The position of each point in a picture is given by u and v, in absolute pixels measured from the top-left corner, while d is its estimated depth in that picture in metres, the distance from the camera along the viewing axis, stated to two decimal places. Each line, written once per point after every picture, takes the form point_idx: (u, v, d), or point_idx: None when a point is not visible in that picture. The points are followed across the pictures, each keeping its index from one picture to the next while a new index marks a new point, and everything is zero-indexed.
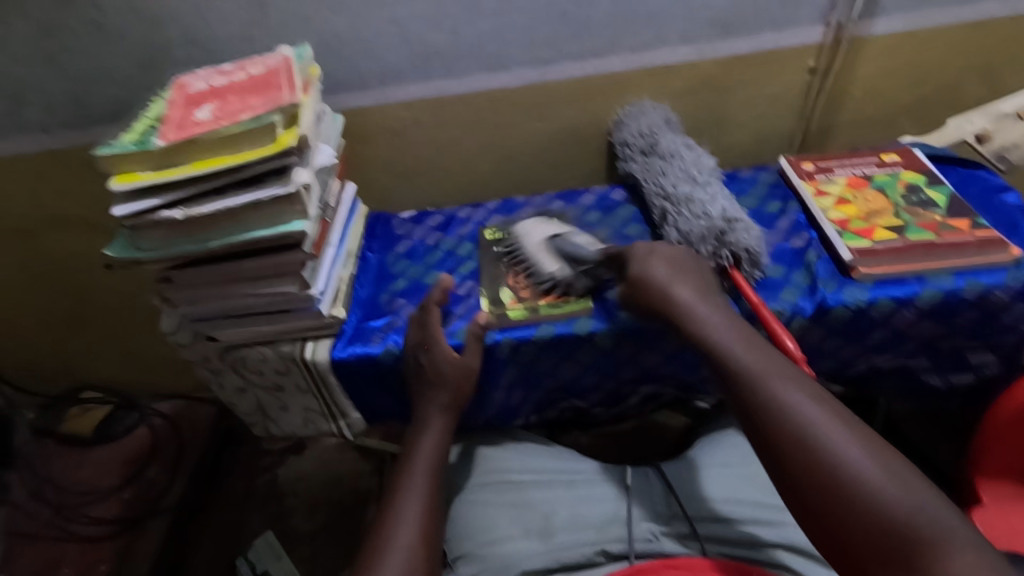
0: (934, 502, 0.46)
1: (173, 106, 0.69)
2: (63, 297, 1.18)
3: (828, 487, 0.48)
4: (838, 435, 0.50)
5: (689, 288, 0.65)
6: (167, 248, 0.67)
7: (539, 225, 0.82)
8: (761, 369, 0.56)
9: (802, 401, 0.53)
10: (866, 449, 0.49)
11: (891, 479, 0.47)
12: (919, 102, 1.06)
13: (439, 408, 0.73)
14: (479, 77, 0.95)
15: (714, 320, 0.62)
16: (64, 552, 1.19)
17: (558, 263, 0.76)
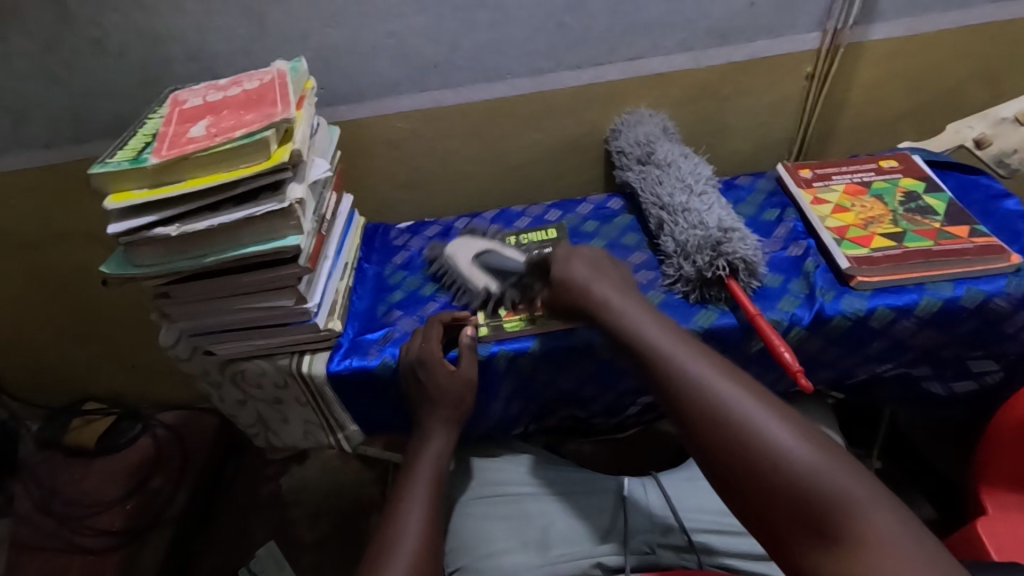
0: (849, 467, 0.46)
1: (169, 123, 0.69)
2: (65, 310, 1.19)
3: (758, 470, 0.47)
4: (752, 406, 0.50)
5: (603, 283, 0.65)
6: (163, 264, 0.67)
7: (465, 245, 0.85)
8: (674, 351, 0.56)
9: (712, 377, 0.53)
10: (783, 417, 0.49)
11: (810, 448, 0.47)
12: (919, 107, 1.06)
13: (442, 419, 0.72)
14: (476, 88, 0.95)
15: (626, 308, 0.62)
16: (67, 564, 1.20)
17: (483, 278, 0.79)
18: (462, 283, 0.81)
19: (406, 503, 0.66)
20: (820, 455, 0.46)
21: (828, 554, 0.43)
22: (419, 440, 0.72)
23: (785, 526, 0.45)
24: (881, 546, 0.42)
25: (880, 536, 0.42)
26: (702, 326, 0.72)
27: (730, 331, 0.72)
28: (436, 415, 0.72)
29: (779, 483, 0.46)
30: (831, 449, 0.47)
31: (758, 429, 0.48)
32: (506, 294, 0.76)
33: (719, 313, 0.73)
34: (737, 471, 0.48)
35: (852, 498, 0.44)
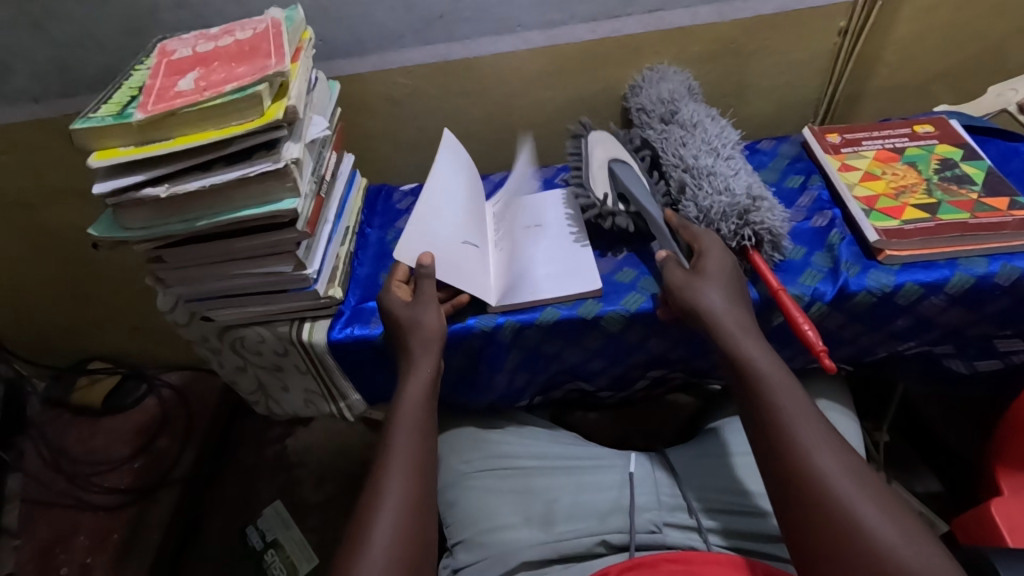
0: (912, 533, 0.48)
1: (155, 76, 0.65)
2: (64, 270, 1.17)
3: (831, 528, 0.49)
4: (836, 467, 0.52)
5: (717, 286, 0.63)
6: (154, 227, 0.64)
7: (599, 146, 0.85)
8: (778, 388, 0.57)
9: (802, 420, 0.55)
10: (864, 485, 0.51)
11: (886, 522, 0.48)
12: (956, 67, 0.99)
13: (416, 360, 0.66)
14: (483, 41, 0.89)
15: (737, 326, 0.61)
16: (78, 520, 1.21)
17: (605, 188, 0.80)
18: (580, 181, 0.81)
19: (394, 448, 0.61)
20: (898, 527, 0.48)
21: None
22: (403, 373, 0.66)
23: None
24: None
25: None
26: None
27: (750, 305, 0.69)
28: (410, 357, 0.66)
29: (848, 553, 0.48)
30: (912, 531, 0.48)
31: (843, 497, 0.50)
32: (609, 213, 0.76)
33: None
34: (816, 541, 0.49)
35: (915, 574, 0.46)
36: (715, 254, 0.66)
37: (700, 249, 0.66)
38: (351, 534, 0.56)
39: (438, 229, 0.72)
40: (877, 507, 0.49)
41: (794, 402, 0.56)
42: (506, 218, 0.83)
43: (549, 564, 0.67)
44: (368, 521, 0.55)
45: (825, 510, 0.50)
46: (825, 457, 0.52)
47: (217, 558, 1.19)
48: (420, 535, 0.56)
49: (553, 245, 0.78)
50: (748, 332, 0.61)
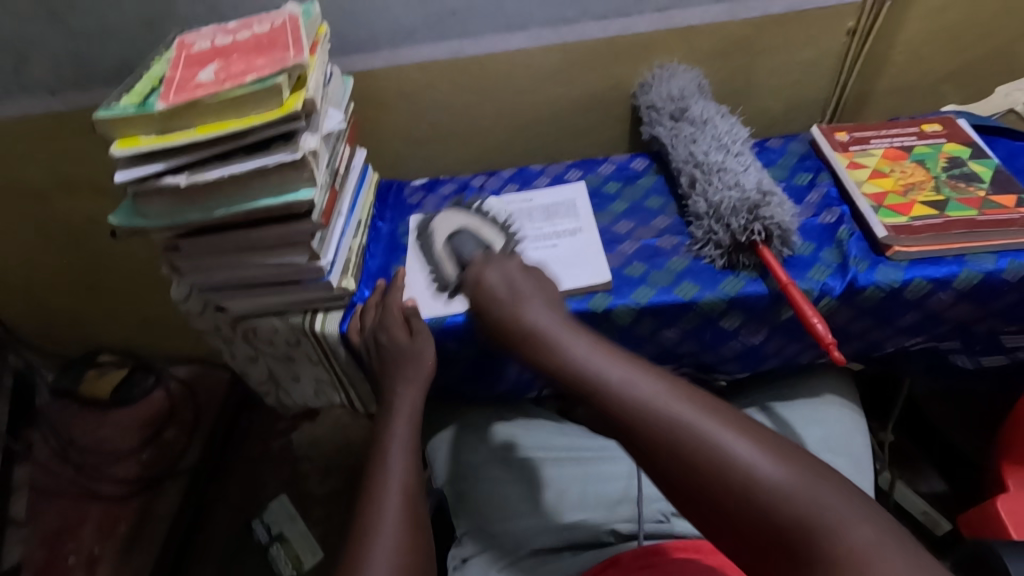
0: (795, 462, 0.42)
1: (176, 67, 0.66)
2: (76, 262, 1.18)
3: (738, 507, 0.40)
4: (715, 427, 0.44)
5: (533, 303, 0.59)
6: (173, 216, 0.65)
7: (450, 220, 0.82)
8: (622, 380, 0.49)
9: (665, 399, 0.46)
10: (739, 428, 0.44)
11: (777, 465, 0.41)
12: (964, 68, 1.00)
13: (410, 378, 0.69)
14: (496, 38, 0.90)
15: (560, 333, 0.55)
16: (85, 510, 1.22)
17: (455, 263, 0.76)
18: (433, 262, 0.79)
19: (389, 460, 0.63)
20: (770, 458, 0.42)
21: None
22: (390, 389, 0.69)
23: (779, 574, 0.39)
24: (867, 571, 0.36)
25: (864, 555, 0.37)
26: (728, 294, 0.70)
27: (759, 299, 0.70)
28: (402, 375, 0.69)
29: (758, 529, 0.40)
30: (797, 460, 0.42)
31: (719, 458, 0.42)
32: (459, 282, 0.74)
33: (747, 281, 0.70)
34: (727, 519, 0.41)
35: (828, 512, 0.39)
36: (498, 273, 0.63)
37: (473, 280, 0.64)
38: (356, 534, 0.57)
39: (438, 270, 0.77)
40: (764, 451, 0.42)
41: (643, 384, 0.48)
42: (528, 217, 0.82)
43: (558, 552, 0.67)
44: (370, 536, 0.56)
45: (710, 485, 0.42)
46: (691, 420, 0.45)
47: (223, 549, 1.20)
48: (418, 541, 0.57)
49: (553, 249, 0.77)
50: (570, 332, 0.55)
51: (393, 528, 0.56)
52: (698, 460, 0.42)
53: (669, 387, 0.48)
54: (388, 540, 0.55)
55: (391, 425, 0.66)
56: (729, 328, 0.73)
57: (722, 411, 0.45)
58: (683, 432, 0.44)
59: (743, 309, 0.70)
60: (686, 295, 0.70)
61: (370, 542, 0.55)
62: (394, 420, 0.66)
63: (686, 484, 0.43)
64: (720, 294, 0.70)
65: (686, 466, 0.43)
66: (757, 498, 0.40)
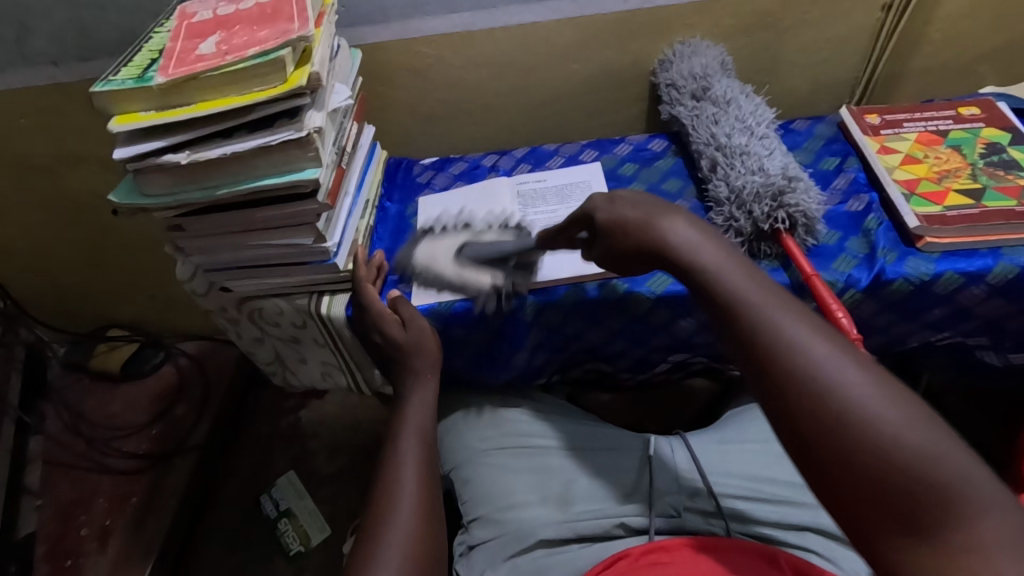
0: (955, 442, 0.34)
1: (176, 39, 0.63)
2: (83, 236, 1.17)
3: (862, 464, 0.34)
4: (864, 384, 0.36)
5: (665, 211, 0.52)
6: (174, 195, 0.63)
7: (439, 245, 0.77)
8: (756, 299, 0.42)
9: (800, 331, 0.39)
10: (896, 391, 0.36)
11: (926, 433, 0.34)
12: (1005, 47, 0.95)
13: (419, 371, 0.67)
14: (511, 10, 0.86)
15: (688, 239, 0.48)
16: (98, 483, 1.24)
17: (484, 271, 0.72)
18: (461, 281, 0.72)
19: (402, 448, 0.61)
20: (919, 423, 0.35)
21: (933, 568, 0.32)
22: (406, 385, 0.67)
23: (888, 542, 0.33)
24: (997, 562, 0.31)
25: (997, 552, 0.31)
26: None
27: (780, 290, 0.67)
28: (411, 369, 0.67)
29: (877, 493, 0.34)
30: (949, 432, 0.35)
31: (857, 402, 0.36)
32: (510, 282, 0.69)
33: (768, 271, 0.68)
34: (847, 474, 0.35)
35: (975, 496, 0.33)
36: (624, 196, 0.55)
37: (601, 205, 0.57)
38: (370, 524, 0.55)
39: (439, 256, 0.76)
40: (908, 407, 0.35)
41: (776, 304, 0.41)
42: (539, 202, 0.80)
43: (566, 543, 0.66)
44: (384, 525, 0.54)
45: (839, 430, 0.35)
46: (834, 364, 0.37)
47: (232, 524, 1.21)
48: (433, 533, 0.55)
49: None
50: (709, 245, 0.47)
51: (409, 518, 0.55)
52: (829, 401, 0.36)
53: (800, 313, 0.41)
54: (402, 531, 0.54)
55: (404, 415, 0.64)
56: None
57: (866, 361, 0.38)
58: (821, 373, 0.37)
59: None
60: None
61: (384, 533, 0.54)
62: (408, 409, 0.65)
63: (801, 420, 0.37)
64: None
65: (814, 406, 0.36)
66: (884, 451, 0.34)
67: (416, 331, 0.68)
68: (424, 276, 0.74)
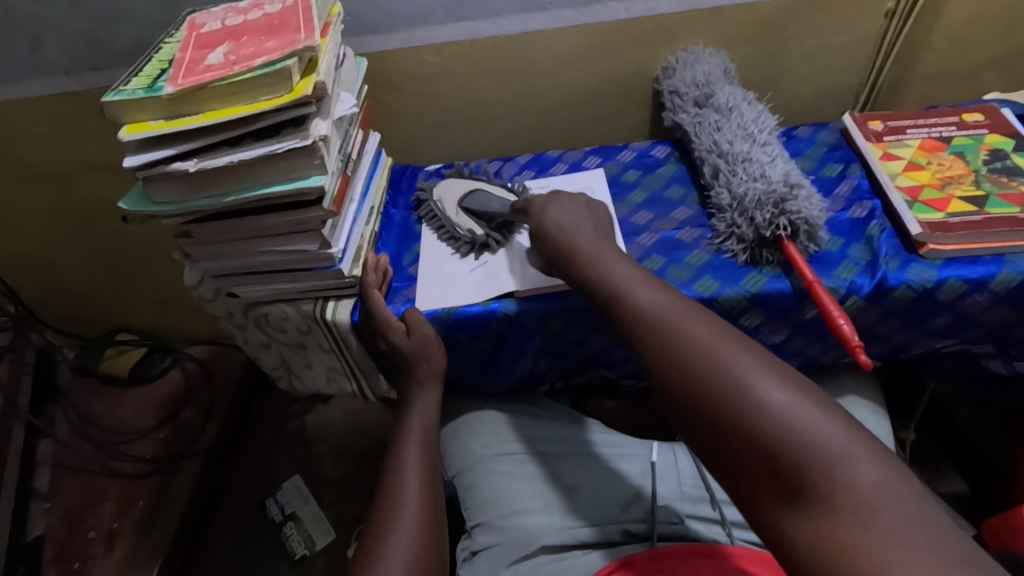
0: (820, 406, 0.40)
1: (185, 49, 0.65)
2: (93, 242, 1.18)
3: (739, 436, 0.41)
4: (739, 365, 0.43)
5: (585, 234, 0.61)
6: (183, 202, 0.64)
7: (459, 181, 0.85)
8: (658, 307, 0.50)
9: (697, 331, 0.47)
10: (769, 368, 0.43)
11: (792, 400, 0.40)
12: (1009, 53, 0.94)
13: (421, 380, 0.69)
14: (515, 19, 0.87)
15: (606, 263, 0.57)
16: (105, 486, 1.25)
17: (473, 221, 0.79)
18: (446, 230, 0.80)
19: (404, 454, 0.63)
20: (786, 394, 0.41)
21: (806, 522, 0.37)
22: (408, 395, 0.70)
23: (770, 503, 0.39)
24: (853, 505, 0.36)
25: (853, 497, 0.36)
26: (750, 291, 0.67)
27: (782, 297, 0.67)
28: (414, 377, 0.69)
29: (755, 464, 0.40)
30: (815, 398, 0.41)
31: (734, 383, 0.42)
32: (486, 237, 0.76)
33: (770, 277, 0.68)
34: (732, 449, 0.41)
35: (832, 447, 0.38)
36: (558, 209, 0.64)
37: (535, 214, 0.65)
38: (375, 526, 0.57)
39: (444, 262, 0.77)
40: (780, 381, 0.42)
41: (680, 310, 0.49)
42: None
43: (568, 549, 0.66)
44: (388, 528, 0.56)
45: (719, 410, 0.42)
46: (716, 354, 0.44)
47: (238, 528, 1.22)
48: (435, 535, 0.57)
49: None
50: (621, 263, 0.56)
51: (412, 523, 0.56)
52: (712, 386, 0.43)
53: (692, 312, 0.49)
54: (405, 533, 0.55)
55: (407, 424, 0.67)
56: (750, 326, 0.70)
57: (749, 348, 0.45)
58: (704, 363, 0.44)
59: (766, 306, 0.68)
60: (706, 291, 0.68)
61: (389, 535, 0.55)
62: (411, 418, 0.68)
63: (697, 407, 0.44)
64: (742, 290, 0.67)
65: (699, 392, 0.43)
66: (760, 423, 0.40)
67: (420, 338, 0.68)
68: (427, 282, 0.75)
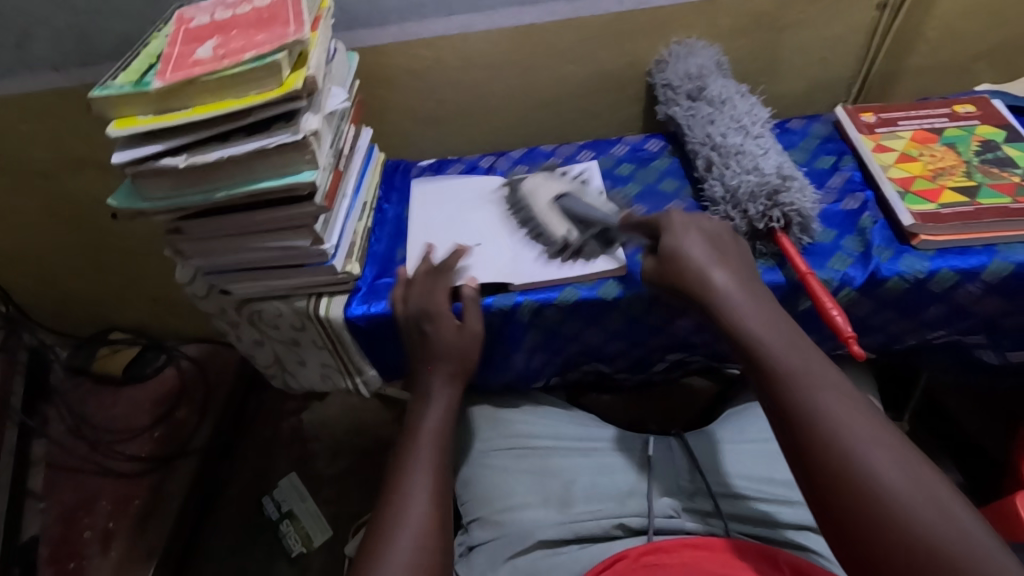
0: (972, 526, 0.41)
1: (174, 43, 0.64)
2: (85, 240, 1.18)
3: (884, 535, 0.42)
4: (886, 462, 0.44)
5: (716, 269, 0.59)
6: (172, 198, 0.64)
7: (547, 181, 0.79)
8: (794, 367, 0.51)
9: (841, 409, 0.47)
10: (917, 472, 0.44)
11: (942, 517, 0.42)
12: (1001, 45, 0.95)
13: (440, 375, 0.67)
14: (507, 12, 0.86)
15: (745, 312, 0.56)
16: (100, 486, 1.24)
17: (564, 224, 0.73)
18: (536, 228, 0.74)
19: (416, 451, 0.62)
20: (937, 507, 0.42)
21: None
22: (421, 395, 0.68)
23: None
24: None
25: None
26: None
27: (776, 289, 0.67)
28: (431, 371, 0.67)
29: (888, 536, 0.42)
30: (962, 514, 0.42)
31: (880, 479, 0.44)
32: (582, 244, 0.70)
33: (764, 269, 0.68)
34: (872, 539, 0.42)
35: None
36: (698, 237, 0.61)
37: (671, 232, 0.62)
38: (380, 524, 0.56)
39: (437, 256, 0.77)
40: (926, 489, 0.43)
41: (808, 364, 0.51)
42: (592, 189, 0.80)
43: (565, 544, 0.66)
44: (393, 528, 0.55)
45: (859, 501, 0.43)
46: (863, 446, 0.45)
47: (235, 526, 1.22)
48: (442, 535, 0.56)
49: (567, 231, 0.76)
50: (754, 306, 0.56)
51: (419, 523, 0.56)
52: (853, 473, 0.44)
53: (820, 374, 0.50)
54: (412, 530, 0.55)
55: (422, 420, 0.65)
56: None
57: (870, 412, 0.48)
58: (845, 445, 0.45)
59: None
60: None
61: (394, 532, 0.55)
62: (428, 412, 0.66)
63: (833, 493, 0.45)
64: None
65: (841, 471, 0.45)
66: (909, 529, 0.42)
67: (450, 334, 0.67)
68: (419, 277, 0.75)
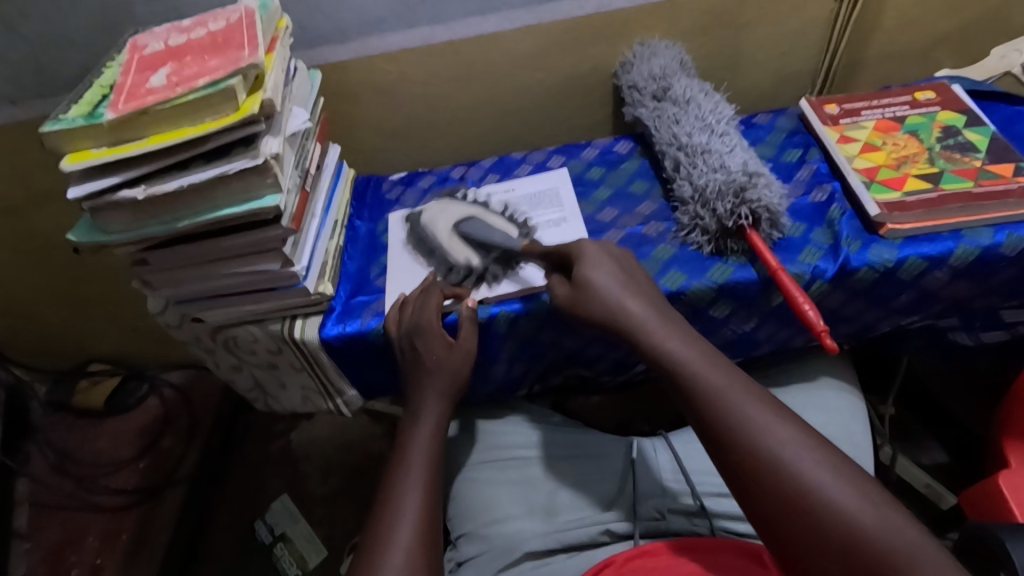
0: (878, 501, 0.41)
1: (127, 73, 0.63)
2: (55, 273, 1.15)
3: (805, 523, 0.42)
4: (800, 453, 0.44)
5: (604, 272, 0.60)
6: (134, 230, 0.63)
7: (442, 212, 0.78)
8: (710, 382, 0.50)
9: (749, 412, 0.47)
10: (826, 458, 0.44)
11: (855, 497, 0.41)
12: (959, 30, 0.96)
13: (427, 389, 0.66)
14: (469, 22, 0.86)
15: (656, 330, 0.55)
16: (87, 522, 1.22)
17: (468, 251, 0.74)
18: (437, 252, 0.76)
19: (406, 469, 0.61)
20: (843, 487, 0.42)
21: None
22: (413, 415, 0.66)
23: None
24: None
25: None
26: (717, 282, 0.67)
27: (749, 286, 0.67)
28: (422, 387, 0.66)
29: (810, 524, 0.41)
30: (869, 488, 0.42)
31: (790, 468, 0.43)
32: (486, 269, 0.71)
33: (736, 267, 0.68)
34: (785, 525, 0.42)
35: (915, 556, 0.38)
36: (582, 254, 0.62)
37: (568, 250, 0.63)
38: (367, 545, 0.55)
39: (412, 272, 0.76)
40: (830, 470, 0.43)
41: (735, 391, 0.48)
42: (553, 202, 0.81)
43: (552, 554, 0.65)
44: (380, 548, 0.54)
45: (779, 498, 0.43)
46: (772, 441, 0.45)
47: (228, 553, 1.20)
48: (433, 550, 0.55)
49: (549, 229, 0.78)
50: (657, 319, 0.56)
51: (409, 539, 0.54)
52: (766, 467, 0.44)
53: (735, 385, 0.49)
54: (400, 549, 0.53)
55: (413, 437, 0.63)
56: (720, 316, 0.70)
57: (811, 436, 0.45)
58: (754, 440, 0.45)
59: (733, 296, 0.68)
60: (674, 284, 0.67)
61: (385, 551, 0.53)
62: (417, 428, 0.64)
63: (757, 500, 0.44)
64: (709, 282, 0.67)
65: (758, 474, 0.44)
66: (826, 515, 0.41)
67: (439, 350, 0.67)
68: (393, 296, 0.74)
